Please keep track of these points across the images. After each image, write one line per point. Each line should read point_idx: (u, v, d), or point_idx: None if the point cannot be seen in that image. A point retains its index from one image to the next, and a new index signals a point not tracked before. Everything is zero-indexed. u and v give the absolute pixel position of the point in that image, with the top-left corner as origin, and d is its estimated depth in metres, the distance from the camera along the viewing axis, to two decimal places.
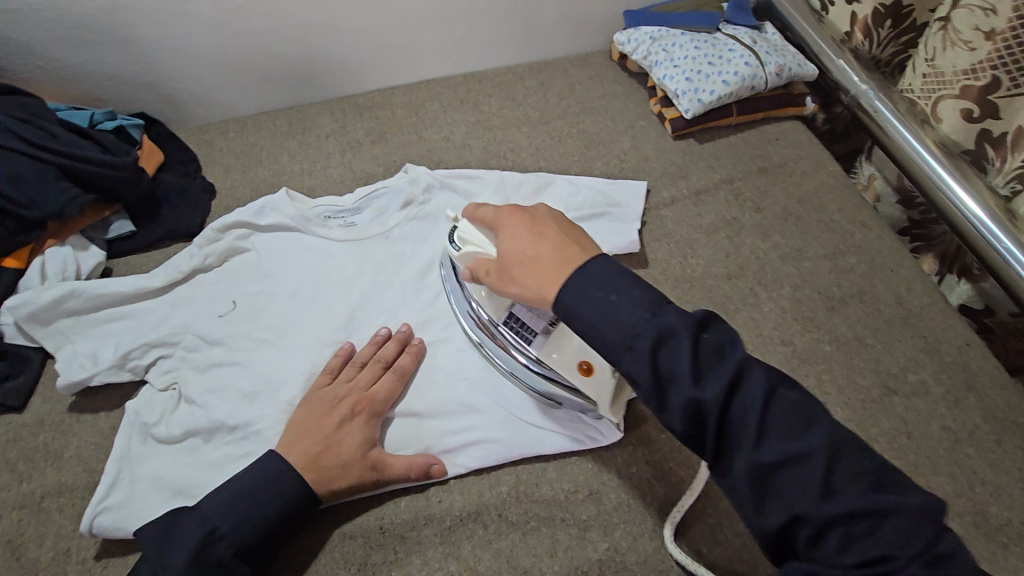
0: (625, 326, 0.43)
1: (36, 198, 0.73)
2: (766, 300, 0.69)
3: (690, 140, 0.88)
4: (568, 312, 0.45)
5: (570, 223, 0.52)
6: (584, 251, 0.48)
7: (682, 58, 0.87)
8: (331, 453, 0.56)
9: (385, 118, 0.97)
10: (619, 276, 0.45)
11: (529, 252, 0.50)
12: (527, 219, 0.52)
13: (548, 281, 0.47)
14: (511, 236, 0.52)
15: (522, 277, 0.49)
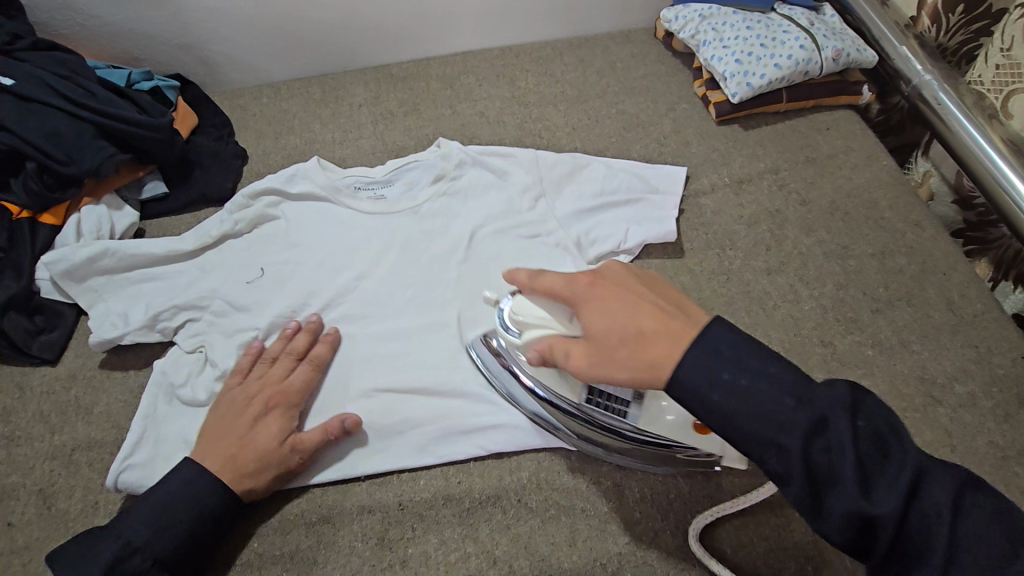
0: (775, 420, 0.38)
1: (74, 155, 0.73)
2: (807, 298, 0.66)
3: (735, 126, 0.84)
4: (692, 396, 0.41)
5: (663, 290, 0.49)
6: (691, 318, 0.44)
7: (733, 38, 0.82)
8: (244, 451, 0.56)
9: (419, 90, 0.95)
10: (738, 351, 0.40)
11: (627, 325, 0.45)
12: (614, 288, 0.48)
13: (660, 353, 0.42)
14: (601, 307, 0.47)
15: (623, 353, 0.44)
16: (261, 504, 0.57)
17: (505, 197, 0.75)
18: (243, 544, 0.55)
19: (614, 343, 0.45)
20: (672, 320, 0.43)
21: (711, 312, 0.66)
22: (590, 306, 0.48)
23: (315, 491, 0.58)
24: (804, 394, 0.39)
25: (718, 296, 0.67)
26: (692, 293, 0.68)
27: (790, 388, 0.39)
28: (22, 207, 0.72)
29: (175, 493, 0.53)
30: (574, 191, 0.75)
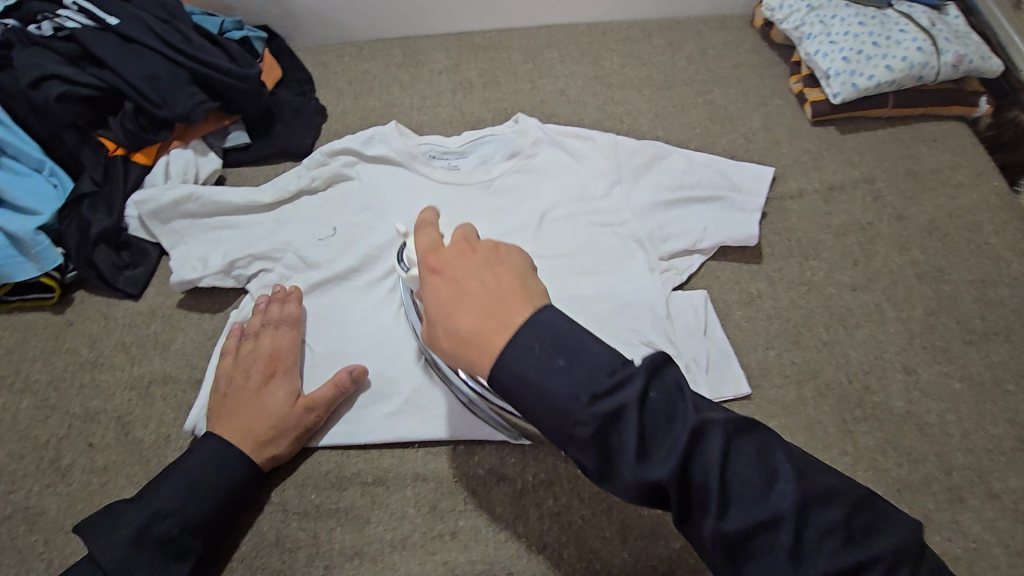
0: (557, 409, 0.34)
1: (167, 99, 0.75)
2: (893, 321, 0.63)
3: (831, 128, 0.79)
4: (516, 380, 0.35)
5: (499, 264, 0.40)
6: (509, 309, 0.37)
7: (842, 33, 0.77)
8: (259, 417, 0.57)
9: (500, 62, 0.93)
10: (559, 340, 0.35)
11: (448, 320, 0.38)
12: (468, 272, 0.40)
13: (478, 352, 0.36)
14: (440, 296, 0.39)
15: (448, 349, 0.38)
16: (321, 458, 0.59)
17: (580, 180, 0.73)
18: (301, 494, 0.57)
19: (437, 338, 0.39)
20: (517, 313, 0.36)
21: (787, 323, 0.64)
22: (432, 292, 0.40)
23: (373, 452, 0.59)
24: (601, 387, 0.34)
25: (797, 307, 0.64)
26: (768, 301, 0.65)
27: (582, 357, 0.35)
28: (117, 145, 0.75)
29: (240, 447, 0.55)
30: (652, 182, 0.72)
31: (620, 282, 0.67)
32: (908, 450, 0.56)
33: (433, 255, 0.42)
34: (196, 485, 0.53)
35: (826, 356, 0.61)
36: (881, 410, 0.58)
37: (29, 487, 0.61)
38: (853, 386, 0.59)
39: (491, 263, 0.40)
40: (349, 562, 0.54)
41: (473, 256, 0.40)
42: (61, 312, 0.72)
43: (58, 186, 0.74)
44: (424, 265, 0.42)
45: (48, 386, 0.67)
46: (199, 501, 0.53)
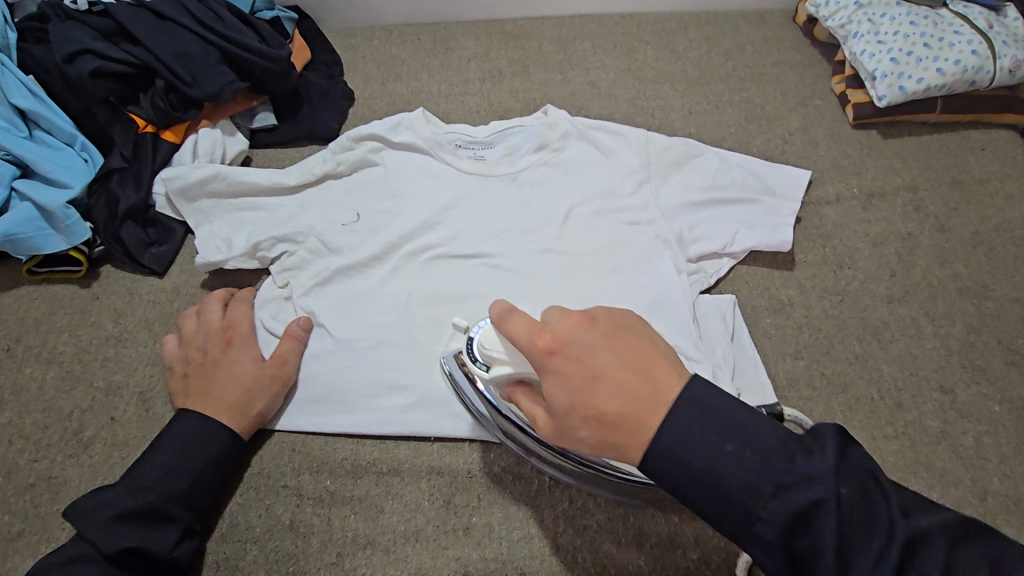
0: (731, 502, 0.35)
1: (198, 78, 0.75)
2: (930, 336, 0.61)
3: (873, 131, 0.76)
4: (676, 463, 0.35)
5: (619, 334, 0.39)
6: (660, 387, 0.37)
7: (891, 33, 0.74)
8: (233, 387, 0.58)
9: (531, 51, 0.91)
10: (719, 418, 0.36)
11: (585, 401, 0.38)
12: (592, 349, 0.39)
13: (629, 437, 0.36)
14: (569, 377, 0.38)
15: (585, 431, 0.38)
16: (338, 446, 0.59)
17: (608, 176, 0.71)
18: (316, 480, 0.57)
19: (569, 421, 0.38)
20: (665, 385, 0.37)
21: (818, 333, 0.62)
22: (556, 375, 0.39)
23: (388, 442, 0.59)
24: (783, 479, 0.34)
25: (829, 317, 0.63)
26: (798, 310, 0.64)
27: (754, 441, 0.35)
28: (148, 122, 0.76)
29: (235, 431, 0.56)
30: (683, 181, 0.71)
31: (646, 283, 0.65)
32: (941, 471, 0.54)
33: (546, 332, 0.40)
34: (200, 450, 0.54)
35: (857, 370, 0.59)
36: (913, 429, 0.56)
37: (52, 457, 0.62)
38: (885, 402, 0.58)
39: (610, 334, 0.39)
40: (362, 551, 0.54)
41: (593, 327, 0.39)
42: (87, 285, 0.73)
43: (89, 161, 0.75)
44: (535, 347, 0.40)
45: (74, 359, 0.68)
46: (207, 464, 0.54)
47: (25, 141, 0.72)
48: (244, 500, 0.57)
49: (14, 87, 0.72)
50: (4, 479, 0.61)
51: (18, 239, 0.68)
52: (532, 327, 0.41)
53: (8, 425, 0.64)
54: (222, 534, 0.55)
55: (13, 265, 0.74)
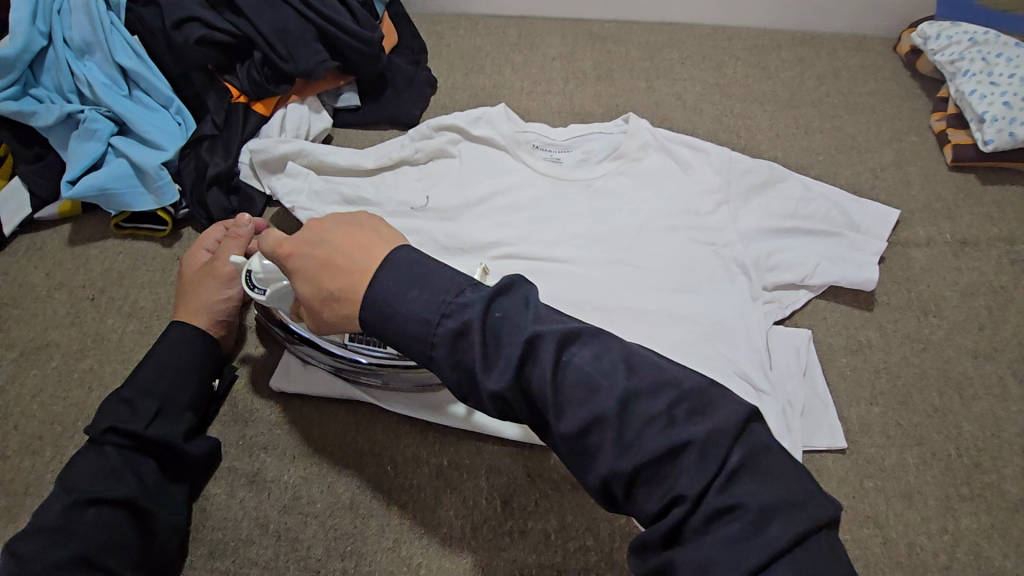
0: (411, 335, 0.40)
1: (294, 54, 0.76)
2: (1015, 398, 0.60)
3: (971, 175, 0.74)
4: (380, 314, 0.41)
5: (343, 225, 0.46)
6: (371, 256, 0.43)
7: (1006, 75, 0.72)
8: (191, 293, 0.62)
9: (618, 55, 0.90)
10: (413, 273, 0.41)
11: (314, 287, 0.45)
12: (325, 243, 0.45)
13: (348, 306, 0.43)
14: (303, 269, 0.46)
15: (324, 312, 0.45)
16: (401, 433, 0.60)
17: (686, 192, 0.70)
18: (377, 465, 0.59)
19: (314, 307, 0.46)
20: (377, 255, 0.43)
21: (896, 380, 0.61)
22: (298, 273, 0.46)
23: (450, 435, 0.60)
24: (446, 308, 0.40)
25: (909, 366, 0.62)
26: (877, 353, 0.63)
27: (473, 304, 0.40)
28: (241, 92, 0.77)
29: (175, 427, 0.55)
30: (762, 206, 0.69)
31: (718, 306, 0.63)
32: (1017, 540, 0.53)
33: (286, 240, 0.47)
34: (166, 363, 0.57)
35: (935, 424, 0.59)
36: (990, 491, 0.55)
37: None
38: (962, 460, 0.57)
39: (337, 227, 0.46)
40: (419, 539, 0.55)
41: (316, 224, 0.47)
42: (169, 245, 0.75)
43: (182, 125, 0.77)
44: (277, 253, 0.48)
45: (153, 315, 0.71)
46: (166, 374, 0.57)
47: (125, 100, 0.75)
48: (308, 474, 0.58)
49: (120, 46, 0.74)
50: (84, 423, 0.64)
51: (110, 194, 0.71)
52: (277, 231, 0.49)
53: (90, 372, 0.67)
54: (284, 505, 0.57)
55: (102, 218, 0.77)
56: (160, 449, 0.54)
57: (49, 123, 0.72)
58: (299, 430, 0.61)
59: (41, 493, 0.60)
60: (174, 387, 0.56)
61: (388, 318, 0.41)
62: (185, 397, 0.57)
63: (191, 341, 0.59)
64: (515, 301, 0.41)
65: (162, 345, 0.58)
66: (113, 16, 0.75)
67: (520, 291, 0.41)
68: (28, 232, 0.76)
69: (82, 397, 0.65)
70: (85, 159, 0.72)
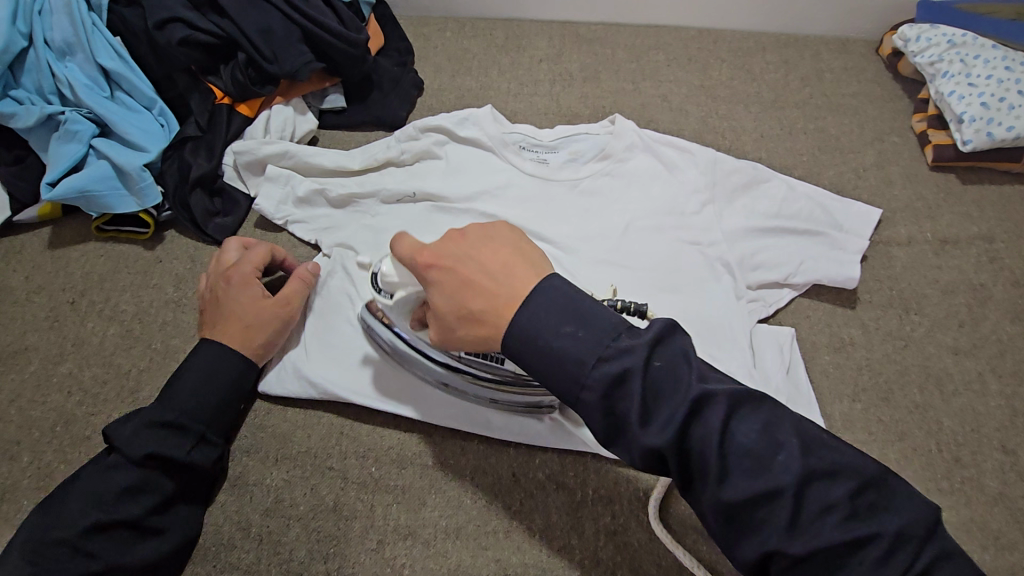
0: (560, 368, 0.41)
1: (279, 55, 0.76)
2: (995, 394, 0.60)
3: (951, 175, 0.75)
4: (526, 338, 0.42)
5: (487, 242, 0.47)
6: (521, 281, 0.44)
7: (983, 77, 0.73)
8: (239, 317, 0.59)
9: (604, 57, 0.90)
10: (571, 308, 0.41)
11: (456, 303, 0.46)
12: (471, 260, 0.46)
13: (491, 330, 0.44)
14: (446, 283, 0.46)
15: (465, 332, 0.46)
16: (385, 435, 0.60)
17: (671, 192, 0.70)
18: (362, 467, 0.58)
19: (449, 320, 0.47)
20: (525, 284, 0.43)
21: (878, 377, 0.62)
22: (438, 285, 0.47)
23: (434, 436, 0.60)
24: (606, 351, 0.40)
25: (891, 362, 0.62)
26: (860, 351, 0.63)
27: (588, 322, 0.41)
28: (225, 94, 0.77)
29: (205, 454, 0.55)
30: (746, 206, 0.69)
31: (703, 303, 0.64)
32: (997, 534, 0.54)
33: (427, 250, 0.48)
34: (207, 386, 0.56)
35: (917, 421, 0.59)
36: (971, 486, 0.56)
37: (109, 412, 0.64)
38: (943, 456, 0.57)
39: (478, 243, 0.47)
40: (403, 540, 0.55)
41: (462, 240, 0.47)
42: (152, 247, 0.74)
43: (165, 126, 0.76)
44: (417, 262, 0.48)
45: (134, 319, 0.70)
46: (209, 396, 0.56)
47: (107, 101, 0.74)
48: (290, 477, 0.58)
49: (101, 47, 0.74)
50: (64, 428, 0.63)
51: (91, 196, 0.71)
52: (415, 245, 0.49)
53: (69, 376, 0.66)
54: (266, 508, 0.56)
55: (83, 220, 0.76)
56: (190, 472, 0.54)
57: (29, 124, 0.71)
58: (282, 432, 0.60)
59: (18, 499, 0.59)
60: (214, 413, 0.56)
61: (533, 344, 0.41)
62: (224, 424, 0.57)
63: (223, 363, 0.57)
64: (670, 350, 0.41)
65: (201, 360, 0.57)
66: (95, 17, 0.74)
67: (672, 338, 0.41)
68: (7, 235, 0.75)
69: (61, 402, 0.64)
70: (66, 161, 0.71)
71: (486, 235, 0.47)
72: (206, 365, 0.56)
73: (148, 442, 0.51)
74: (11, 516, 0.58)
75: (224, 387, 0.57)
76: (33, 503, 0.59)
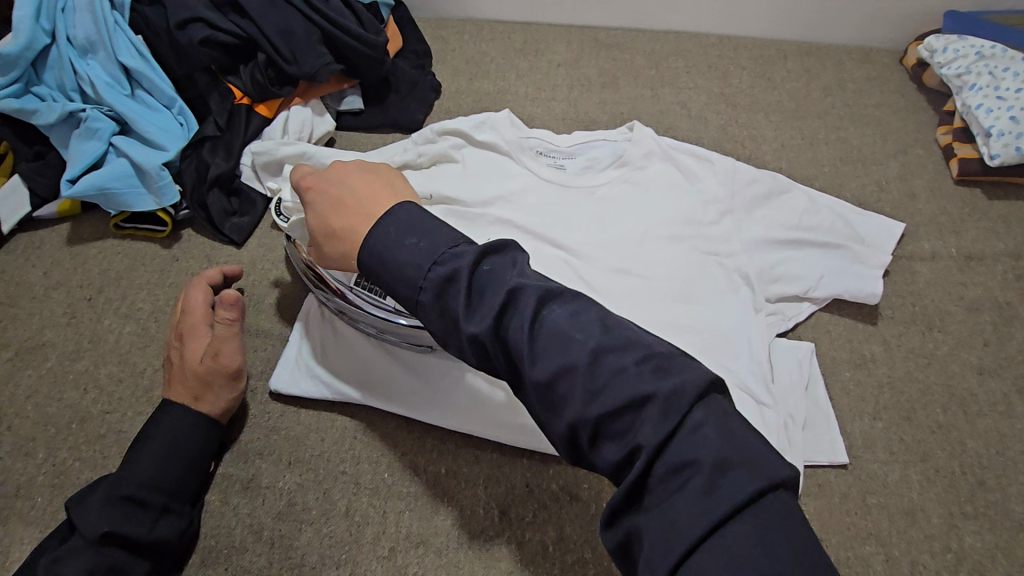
0: (404, 276, 0.43)
1: (298, 56, 0.76)
2: (1020, 415, 0.59)
3: (976, 189, 0.73)
4: (375, 257, 0.44)
5: (361, 173, 0.52)
6: (376, 203, 0.48)
7: (1013, 90, 0.72)
8: (184, 373, 0.57)
9: (623, 63, 0.90)
10: (415, 223, 0.44)
11: (322, 223, 0.50)
12: (339, 183, 0.51)
13: (347, 245, 0.48)
14: (317, 205, 0.51)
15: (329, 249, 0.50)
16: (399, 441, 0.60)
17: (690, 201, 0.69)
18: (374, 473, 0.58)
19: (318, 242, 0.50)
20: (384, 205, 0.48)
21: (900, 395, 0.60)
22: (312, 206, 0.51)
23: (448, 443, 0.59)
24: (440, 257, 0.42)
25: (913, 380, 0.61)
26: (881, 367, 0.62)
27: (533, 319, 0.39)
28: (244, 93, 0.77)
29: (170, 530, 0.52)
30: (766, 217, 0.69)
31: (721, 315, 0.63)
32: (1021, 560, 0.52)
33: (310, 176, 0.53)
34: (173, 457, 0.54)
35: (939, 441, 0.58)
36: (995, 510, 0.55)
37: (123, 410, 0.64)
38: (966, 478, 0.56)
39: (353, 173, 0.52)
40: (415, 549, 0.54)
41: (338, 169, 0.52)
42: (168, 246, 0.74)
43: (184, 125, 0.76)
44: (301, 187, 0.53)
45: (150, 317, 0.70)
46: (175, 466, 0.54)
47: (128, 100, 0.75)
48: (302, 481, 0.58)
49: (123, 45, 0.74)
50: (78, 425, 0.63)
51: (110, 193, 0.71)
52: (306, 171, 0.55)
53: (85, 373, 0.66)
54: (279, 511, 0.56)
55: (102, 217, 0.77)
56: (156, 549, 0.51)
57: (51, 121, 0.72)
58: (295, 435, 0.60)
59: (33, 495, 0.59)
60: (179, 482, 0.54)
61: (381, 259, 0.43)
62: (191, 491, 0.55)
63: (190, 429, 0.55)
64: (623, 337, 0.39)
65: (171, 425, 0.55)
66: (118, 15, 0.75)
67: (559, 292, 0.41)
68: (27, 230, 0.76)
69: (77, 399, 0.65)
70: (86, 158, 0.72)
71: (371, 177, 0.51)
72: (173, 435, 0.54)
73: (107, 520, 0.49)
74: (25, 512, 0.59)
75: (189, 456, 0.55)
76: (48, 500, 0.59)
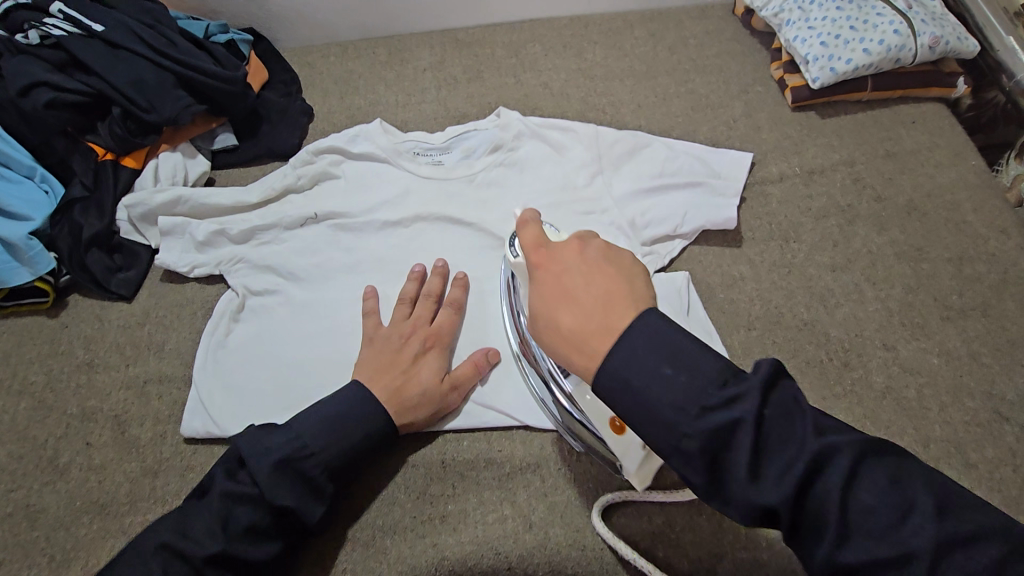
0: (662, 419, 0.37)
1: (154, 102, 0.76)
2: (873, 299, 0.66)
3: (811, 113, 0.81)
4: (620, 383, 0.38)
5: (603, 260, 0.45)
6: (617, 314, 0.40)
7: (820, 19, 0.79)
8: (411, 381, 0.58)
9: (483, 57, 0.94)
10: (667, 344, 0.38)
11: (552, 317, 0.43)
12: (578, 272, 0.44)
13: (581, 357, 0.41)
14: (546, 289, 0.45)
15: (546, 340, 0.44)
16: None
17: (562, 171, 0.73)
18: None
19: (536, 327, 0.45)
20: (624, 317, 0.40)
21: (768, 305, 0.66)
22: (538, 288, 0.46)
23: None
24: (708, 401, 0.36)
25: (777, 289, 0.67)
26: (750, 284, 0.68)
27: (689, 366, 0.37)
28: (106, 149, 0.77)
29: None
30: (632, 171, 0.72)
31: None
32: (886, 423, 0.59)
33: (540, 253, 0.47)
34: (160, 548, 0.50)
35: (807, 336, 0.64)
36: (859, 387, 0.61)
37: (28, 485, 0.62)
38: (833, 363, 0.62)
39: (595, 260, 0.45)
40: (342, 547, 0.55)
41: (580, 251, 0.46)
42: (55, 314, 0.73)
43: (49, 193, 0.75)
44: (530, 259, 0.48)
45: (45, 388, 0.68)
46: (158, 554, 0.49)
47: None
48: None
49: None
50: None
51: None
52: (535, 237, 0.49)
53: None
54: None
55: None
56: None
57: None
58: None
59: None
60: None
61: (626, 389, 0.38)
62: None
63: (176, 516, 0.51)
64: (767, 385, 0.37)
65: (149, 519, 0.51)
66: None
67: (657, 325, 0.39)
68: None
69: None
70: None
71: (551, 253, 0.47)
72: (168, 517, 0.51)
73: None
74: None
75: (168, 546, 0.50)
76: None
